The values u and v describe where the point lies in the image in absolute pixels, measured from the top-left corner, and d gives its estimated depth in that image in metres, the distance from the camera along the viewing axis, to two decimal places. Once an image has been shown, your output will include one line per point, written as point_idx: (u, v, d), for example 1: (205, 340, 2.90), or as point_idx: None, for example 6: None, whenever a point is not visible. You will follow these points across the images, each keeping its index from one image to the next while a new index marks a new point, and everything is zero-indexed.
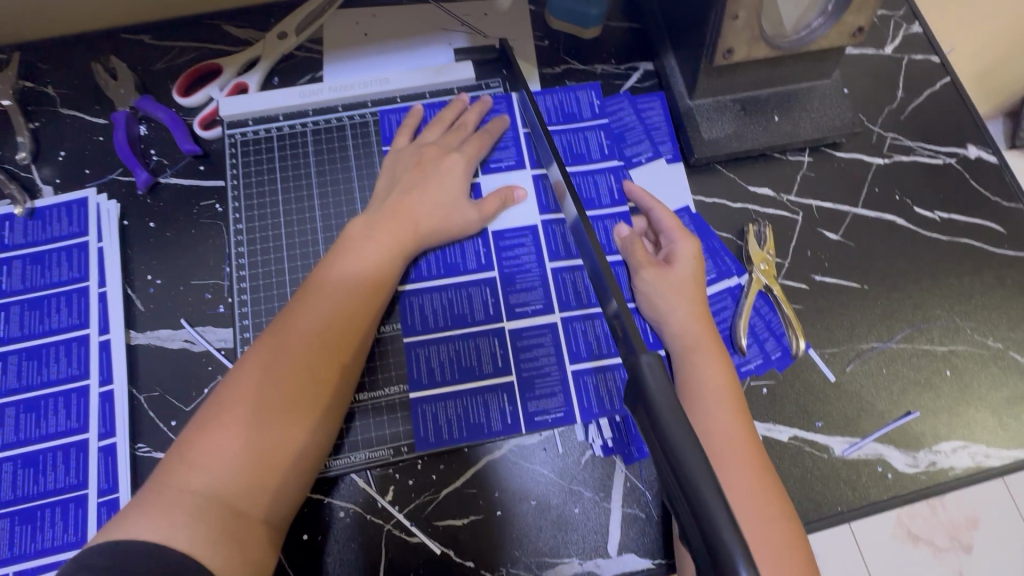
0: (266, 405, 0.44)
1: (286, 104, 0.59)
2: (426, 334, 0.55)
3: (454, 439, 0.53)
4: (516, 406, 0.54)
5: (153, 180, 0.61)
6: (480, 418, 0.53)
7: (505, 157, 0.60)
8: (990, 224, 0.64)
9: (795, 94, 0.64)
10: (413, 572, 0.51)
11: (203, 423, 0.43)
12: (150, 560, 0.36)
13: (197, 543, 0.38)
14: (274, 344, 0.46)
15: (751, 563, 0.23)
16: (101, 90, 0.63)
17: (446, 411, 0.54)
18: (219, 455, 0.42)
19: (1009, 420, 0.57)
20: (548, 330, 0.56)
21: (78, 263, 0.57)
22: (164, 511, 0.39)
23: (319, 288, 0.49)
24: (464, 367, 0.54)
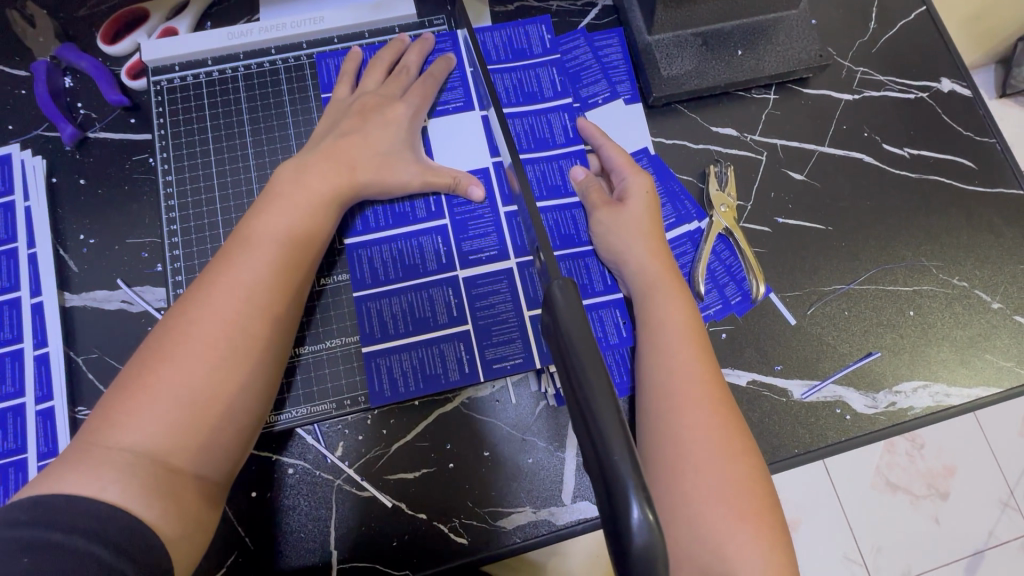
0: (195, 362, 0.42)
1: (213, 47, 0.56)
2: (374, 287, 0.53)
3: (411, 391, 0.51)
4: (474, 354, 0.52)
5: (80, 134, 0.57)
6: (437, 367, 0.52)
7: (453, 98, 0.57)
8: (960, 160, 0.62)
9: (760, 27, 0.60)
10: (365, 526, 0.50)
11: (130, 381, 0.41)
12: (77, 511, 0.35)
13: (130, 496, 0.37)
14: (202, 301, 0.44)
15: (640, 491, 0.26)
16: (20, 40, 0.59)
17: (402, 362, 0.52)
18: (147, 413, 0.40)
19: (972, 358, 0.56)
20: (504, 276, 0.54)
21: (5, 224, 0.55)
22: (91, 469, 0.37)
23: (250, 242, 0.47)
24: (412, 320, 0.52)
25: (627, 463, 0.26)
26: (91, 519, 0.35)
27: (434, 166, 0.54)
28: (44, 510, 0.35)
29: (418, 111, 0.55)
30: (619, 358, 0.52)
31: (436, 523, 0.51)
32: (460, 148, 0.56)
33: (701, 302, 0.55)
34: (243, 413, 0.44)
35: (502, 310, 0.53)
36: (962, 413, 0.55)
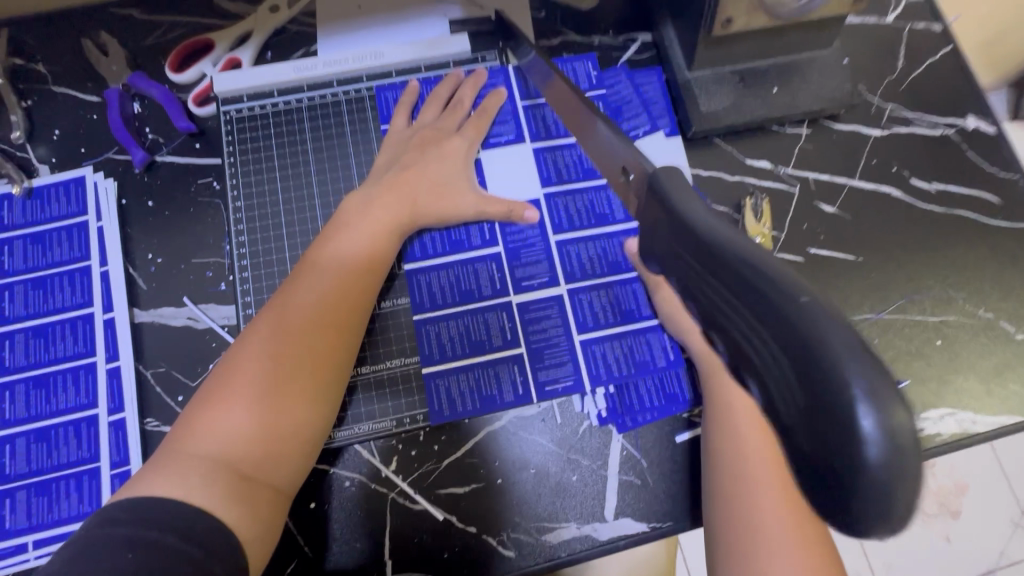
0: (269, 379, 0.45)
1: (279, 79, 0.59)
2: (432, 310, 0.56)
3: (467, 410, 0.54)
4: (526, 376, 0.55)
5: (149, 158, 0.60)
6: (493, 388, 0.55)
7: (505, 131, 0.60)
8: (985, 195, 0.64)
9: (795, 65, 0.63)
10: (417, 538, 0.53)
11: (210, 394, 0.45)
12: (172, 512, 0.38)
13: (214, 498, 0.40)
14: (275, 321, 0.48)
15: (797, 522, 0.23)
16: (93, 67, 0.63)
17: (458, 383, 0.55)
18: (227, 424, 0.43)
19: (997, 387, 0.58)
20: (554, 302, 0.56)
21: (79, 243, 0.58)
22: (176, 474, 0.41)
23: (318, 268, 0.50)
24: (468, 343, 0.55)
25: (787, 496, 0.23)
26: (182, 517, 0.38)
27: (488, 195, 0.57)
28: (140, 510, 0.38)
29: (472, 144, 0.58)
30: (656, 383, 0.56)
31: (484, 537, 0.53)
32: (512, 177, 0.59)
33: None
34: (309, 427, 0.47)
35: (551, 334, 0.56)
36: (987, 440, 0.58)
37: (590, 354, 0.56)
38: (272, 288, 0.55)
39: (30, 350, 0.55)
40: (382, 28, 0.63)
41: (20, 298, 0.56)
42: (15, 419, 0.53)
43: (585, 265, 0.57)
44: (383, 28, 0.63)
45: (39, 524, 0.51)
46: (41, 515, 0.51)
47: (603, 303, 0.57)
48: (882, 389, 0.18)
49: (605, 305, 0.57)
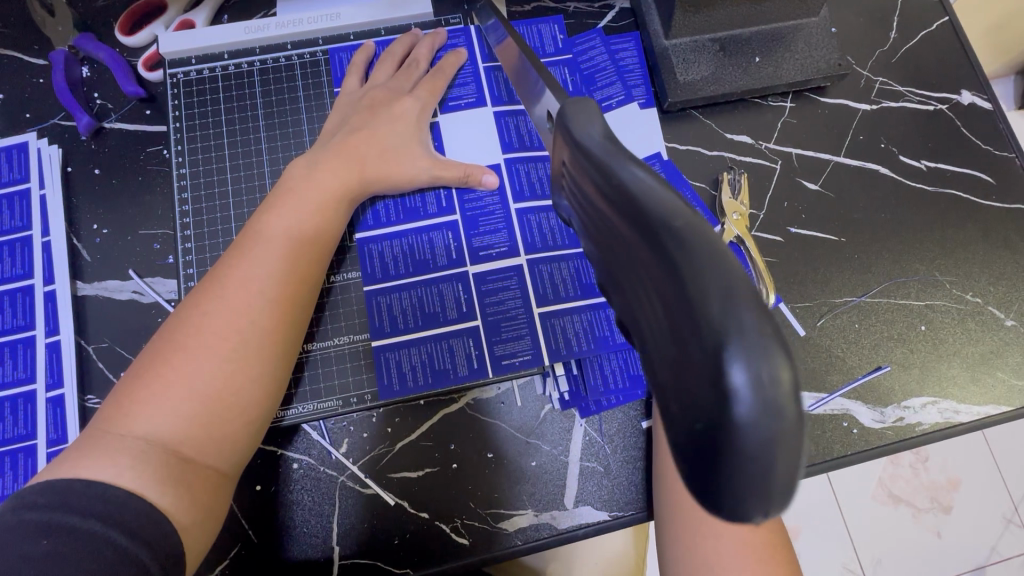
0: (206, 356, 0.42)
1: (229, 41, 0.56)
2: (383, 282, 0.53)
3: (418, 385, 0.52)
4: (481, 350, 0.52)
5: (96, 124, 0.57)
6: (446, 363, 0.52)
7: (465, 94, 0.57)
8: (979, 174, 0.61)
9: (779, 34, 0.60)
10: (368, 523, 0.51)
11: (143, 371, 0.42)
12: (94, 494, 0.36)
13: (146, 482, 0.38)
14: (214, 295, 0.45)
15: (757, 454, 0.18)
16: (39, 29, 0.60)
17: (409, 357, 0.52)
18: (160, 404, 0.41)
19: (983, 376, 0.55)
20: (513, 273, 0.54)
21: (20, 212, 0.55)
22: (105, 455, 0.38)
23: (261, 239, 0.47)
24: (421, 315, 0.53)
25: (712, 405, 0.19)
26: (103, 498, 0.36)
27: (443, 159, 0.54)
28: (59, 494, 0.36)
29: (426, 105, 0.55)
30: (618, 363, 0.53)
31: (437, 523, 0.51)
32: (472, 145, 0.56)
33: None
34: (255, 405, 0.44)
35: (510, 309, 0.53)
36: (970, 430, 0.55)
37: (548, 328, 0.53)
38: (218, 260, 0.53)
39: None
40: None
41: None
42: None
43: (548, 236, 0.54)
44: None
45: None
46: None
47: (563, 276, 0.54)
48: (756, 336, 0.16)
49: (565, 278, 0.54)
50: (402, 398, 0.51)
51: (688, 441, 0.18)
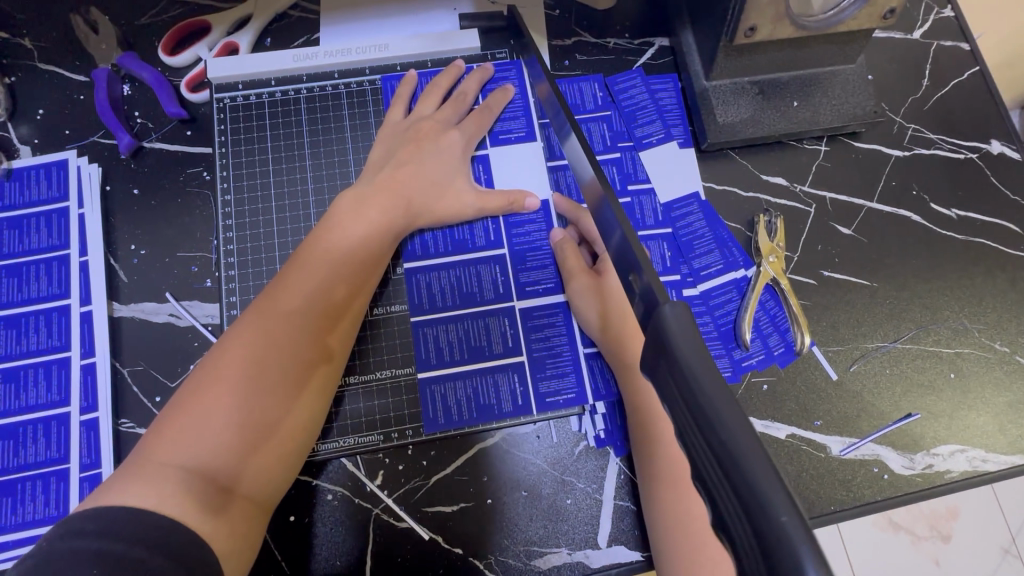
0: (249, 386, 0.42)
1: (278, 68, 0.56)
2: (431, 313, 0.53)
3: (463, 420, 0.52)
4: (527, 386, 0.53)
5: (137, 143, 0.57)
6: (491, 398, 0.52)
7: (515, 128, 0.58)
8: (1007, 224, 0.62)
9: (818, 79, 0.61)
10: (402, 557, 0.50)
11: (186, 399, 0.41)
12: (136, 522, 0.35)
13: (187, 512, 0.38)
14: (260, 322, 0.45)
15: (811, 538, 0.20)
16: (81, 45, 0.60)
17: (455, 391, 0.52)
18: (205, 433, 0.41)
19: (1010, 425, 0.56)
20: (560, 310, 0.54)
21: (58, 230, 0.55)
22: (148, 484, 0.38)
23: (308, 269, 0.47)
24: (468, 349, 0.53)
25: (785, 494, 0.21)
26: (146, 526, 0.35)
27: (487, 191, 0.54)
28: (105, 522, 0.34)
29: (472, 138, 0.56)
30: None
31: (471, 559, 0.51)
32: (519, 178, 0.57)
33: (745, 352, 0.56)
34: (293, 436, 0.45)
35: (553, 347, 0.54)
36: (998, 479, 0.55)
37: (592, 369, 0.54)
38: (261, 287, 0.53)
39: (1, 342, 0.52)
40: (388, 17, 0.60)
41: None
42: None
43: None
44: (389, 18, 0.60)
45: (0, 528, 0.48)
46: (2, 519, 0.48)
47: None
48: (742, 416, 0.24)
49: None
50: (447, 431, 0.52)
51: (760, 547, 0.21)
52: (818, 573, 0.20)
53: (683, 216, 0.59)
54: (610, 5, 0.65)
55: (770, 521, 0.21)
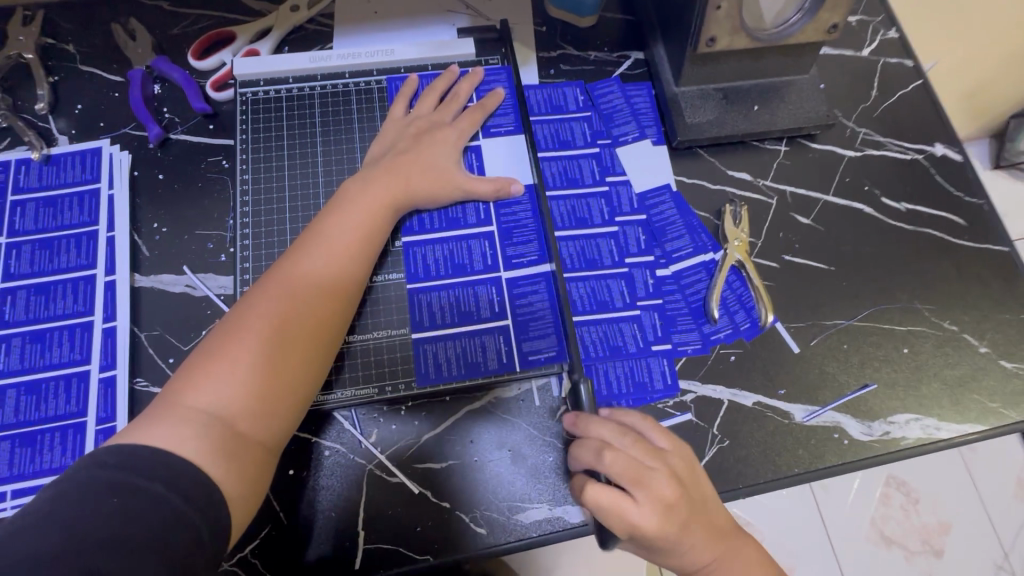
0: (264, 340, 0.47)
1: (295, 68, 0.64)
2: (425, 279, 0.59)
3: (453, 376, 0.56)
4: (512, 347, 0.58)
5: (164, 135, 0.64)
6: (479, 357, 0.57)
7: (504, 123, 0.65)
8: (951, 217, 0.68)
9: (775, 87, 0.68)
10: (392, 511, 0.54)
11: (206, 352, 0.46)
12: (161, 461, 0.39)
13: (205, 450, 0.41)
14: (253, 314, 0.48)
15: None
16: (120, 49, 0.67)
17: (445, 350, 0.57)
18: (223, 381, 0.45)
19: (961, 397, 0.61)
20: (542, 279, 0.60)
21: (89, 209, 0.61)
22: (173, 424, 0.42)
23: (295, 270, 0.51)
24: (458, 312, 0.58)
25: None
26: (170, 466, 0.39)
27: (477, 178, 0.61)
28: (127, 457, 0.39)
29: (464, 134, 0.63)
30: (626, 368, 0.58)
31: (457, 513, 0.54)
32: (507, 165, 0.64)
33: (713, 325, 0.61)
34: (302, 390, 0.48)
35: (537, 317, 0.59)
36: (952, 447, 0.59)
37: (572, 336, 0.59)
38: (271, 257, 0.58)
39: (31, 306, 0.57)
40: (393, 31, 0.70)
41: (27, 256, 0.58)
42: (7, 370, 0.55)
43: (565, 259, 0.62)
44: (395, 32, 0.70)
45: (19, 475, 0.52)
46: (22, 467, 0.52)
47: (582, 293, 0.61)
48: None
49: (584, 293, 0.61)
50: (438, 386, 0.56)
51: None
52: None
53: (656, 205, 0.65)
54: (591, 22, 0.73)
55: None
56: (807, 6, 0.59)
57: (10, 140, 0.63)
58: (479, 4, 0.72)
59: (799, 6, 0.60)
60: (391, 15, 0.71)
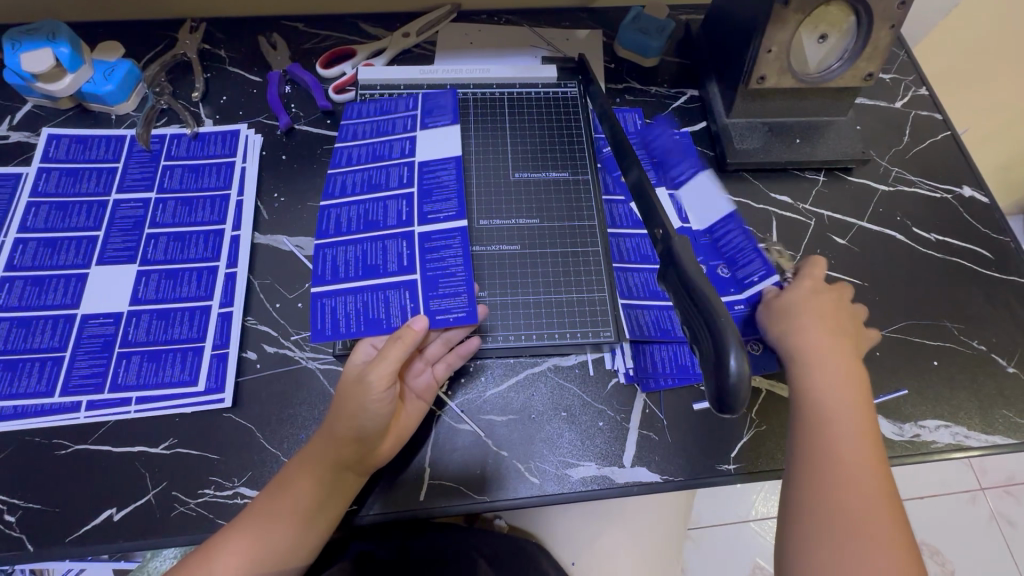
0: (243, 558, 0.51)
1: (407, 77, 0.77)
2: (334, 237, 0.64)
3: (352, 330, 0.58)
4: (418, 302, 0.60)
5: (291, 124, 0.76)
6: (379, 312, 0.59)
7: (442, 118, 0.72)
8: (979, 250, 0.74)
9: (816, 125, 0.77)
10: (457, 453, 0.60)
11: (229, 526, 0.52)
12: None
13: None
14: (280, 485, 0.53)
15: (739, 338, 0.40)
16: (263, 56, 0.82)
17: (346, 305, 0.60)
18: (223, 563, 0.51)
19: (991, 410, 0.64)
20: (456, 232, 0.64)
21: (224, 177, 0.72)
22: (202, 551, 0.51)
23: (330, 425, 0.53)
24: (363, 267, 0.62)
25: (728, 321, 0.41)
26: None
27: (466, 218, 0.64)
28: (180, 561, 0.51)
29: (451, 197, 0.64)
30: (669, 352, 0.64)
31: (514, 462, 0.59)
32: (444, 152, 0.70)
33: None
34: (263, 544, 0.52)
35: (597, 295, 0.65)
36: (983, 456, 0.63)
37: (628, 315, 0.65)
38: None
39: (169, 248, 0.67)
40: (483, 57, 0.83)
41: (170, 210, 0.70)
42: (143, 298, 0.64)
43: (625, 252, 0.70)
44: (484, 57, 0.83)
45: (144, 385, 0.60)
46: (147, 378, 0.60)
47: (633, 283, 0.68)
48: (704, 284, 0.44)
49: (636, 284, 0.68)
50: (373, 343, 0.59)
51: (710, 332, 0.41)
52: (737, 347, 0.40)
53: (725, 233, 0.72)
54: (653, 63, 0.85)
55: (717, 326, 0.41)
56: (847, 55, 0.70)
57: (167, 119, 0.76)
58: (558, 42, 0.85)
59: (839, 55, 0.71)
60: (483, 46, 0.84)
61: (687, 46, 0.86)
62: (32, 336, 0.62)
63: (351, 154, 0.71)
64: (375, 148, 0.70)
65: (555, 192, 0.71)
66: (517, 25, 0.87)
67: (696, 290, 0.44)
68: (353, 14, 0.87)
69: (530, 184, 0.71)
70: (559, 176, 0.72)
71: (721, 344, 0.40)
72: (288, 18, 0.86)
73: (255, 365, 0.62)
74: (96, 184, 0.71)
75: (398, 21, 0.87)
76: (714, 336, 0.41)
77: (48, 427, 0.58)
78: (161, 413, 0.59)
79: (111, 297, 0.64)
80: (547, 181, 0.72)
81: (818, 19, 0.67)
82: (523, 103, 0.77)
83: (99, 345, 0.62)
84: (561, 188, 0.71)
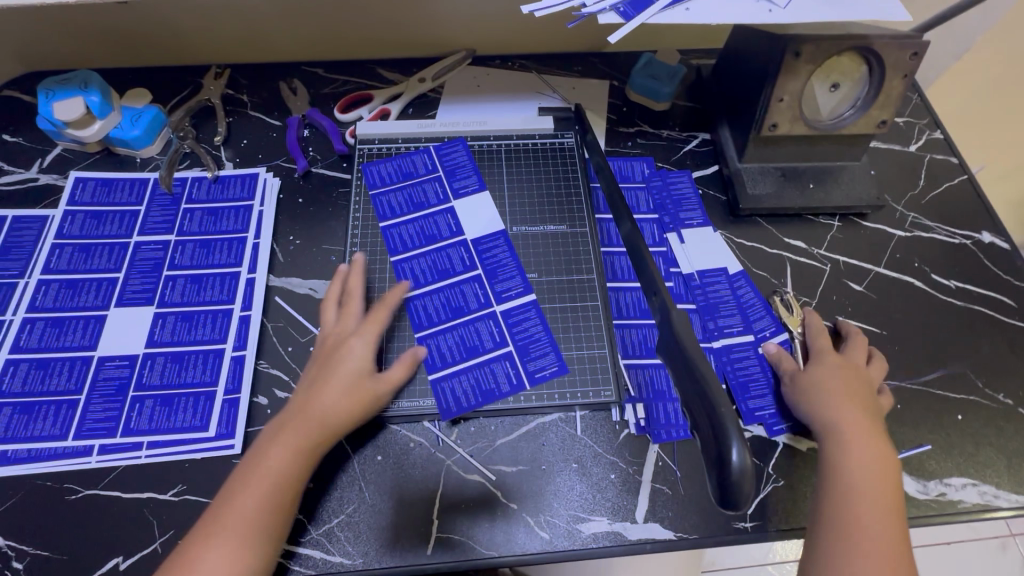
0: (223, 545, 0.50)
1: (407, 131, 0.79)
2: (430, 328, 0.65)
3: (471, 405, 0.62)
4: (518, 367, 0.64)
5: (308, 168, 0.78)
6: (491, 383, 0.63)
7: (468, 184, 0.75)
8: (1001, 298, 0.73)
9: (829, 170, 0.77)
10: (465, 505, 0.58)
11: (205, 532, 0.51)
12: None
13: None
14: (265, 459, 0.54)
15: (740, 430, 0.39)
16: (283, 101, 0.84)
17: (462, 384, 0.63)
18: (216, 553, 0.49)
19: (1019, 467, 0.62)
20: (531, 307, 0.67)
21: (242, 220, 0.74)
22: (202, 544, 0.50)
23: (229, 499, 0.52)
24: (465, 349, 0.64)
25: (729, 413, 0.40)
26: None
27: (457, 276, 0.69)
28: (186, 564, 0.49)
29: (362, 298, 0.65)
30: (669, 410, 0.63)
31: (523, 515, 0.58)
32: (480, 221, 0.73)
33: None
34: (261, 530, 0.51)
35: (592, 351, 0.65)
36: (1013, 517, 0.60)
37: (632, 374, 0.65)
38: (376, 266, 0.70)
39: (186, 291, 0.68)
40: (488, 104, 0.85)
41: (189, 252, 0.71)
42: (159, 341, 0.65)
43: (624, 308, 0.69)
44: (490, 104, 0.85)
45: (155, 429, 0.60)
46: (159, 422, 0.61)
47: (634, 340, 0.67)
48: (701, 366, 0.43)
49: (636, 341, 0.67)
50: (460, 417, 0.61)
51: (711, 417, 0.41)
52: (738, 440, 0.39)
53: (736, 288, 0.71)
54: (664, 106, 0.86)
55: (717, 415, 0.40)
56: (860, 103, 0.70)
57: (189, 162, 0.79)
58: (571, 86, 0.87)
59: (852, 103, 0.71)
60: (487, 91, 0.86)
61: (698, 90, 0.87)
62: (49, 379, 0.62)
63: (404, 234, 0.72)
64: (421, 226, 0.72)
65: (554, 244, 0.72)
66: (525, 71, 0.89)
67: (697, 374, 0.43)
68: (370, 60, 0.90)
69: (528, 236, 0.73)
70: (558, 229, 0.73)
71: (722, 435, 0.39)
72: (308, 64, 0.89)
73: (265, 411, 0.63)
74: (119, 226, 0.73)
75: (414, 65, 0.89)
76: (715, 424, 0.40)
77: (60, 472, 0.58)
78: (171, 459, 0.59)
79: (127, 340, 0.65)
80: (545, 235, 0.73)
81: (829, 69, 0.68)
82: (519, 154, 0.79)
83: (114, 388, 0.62)
84: (560, 242, 0.72)
